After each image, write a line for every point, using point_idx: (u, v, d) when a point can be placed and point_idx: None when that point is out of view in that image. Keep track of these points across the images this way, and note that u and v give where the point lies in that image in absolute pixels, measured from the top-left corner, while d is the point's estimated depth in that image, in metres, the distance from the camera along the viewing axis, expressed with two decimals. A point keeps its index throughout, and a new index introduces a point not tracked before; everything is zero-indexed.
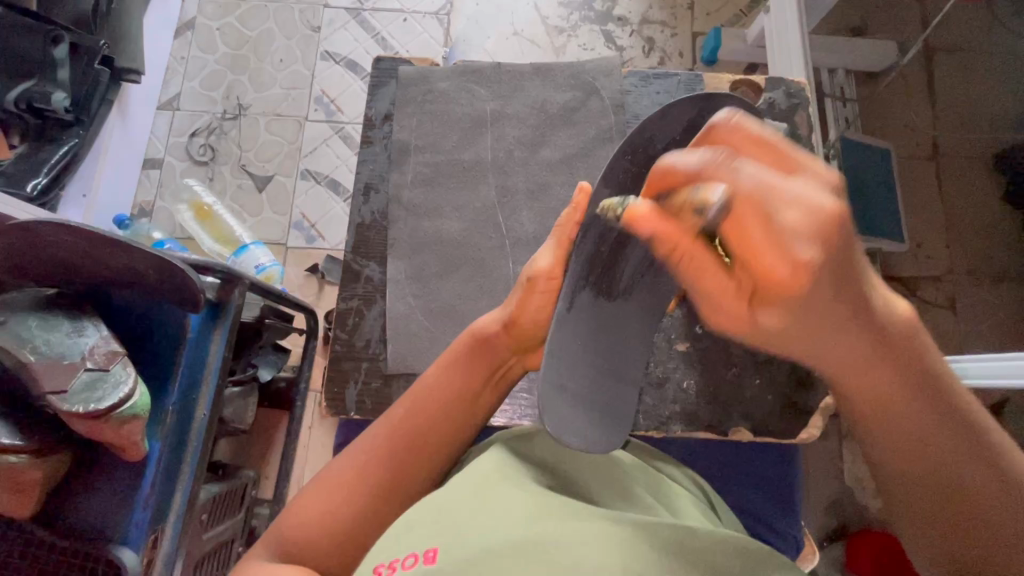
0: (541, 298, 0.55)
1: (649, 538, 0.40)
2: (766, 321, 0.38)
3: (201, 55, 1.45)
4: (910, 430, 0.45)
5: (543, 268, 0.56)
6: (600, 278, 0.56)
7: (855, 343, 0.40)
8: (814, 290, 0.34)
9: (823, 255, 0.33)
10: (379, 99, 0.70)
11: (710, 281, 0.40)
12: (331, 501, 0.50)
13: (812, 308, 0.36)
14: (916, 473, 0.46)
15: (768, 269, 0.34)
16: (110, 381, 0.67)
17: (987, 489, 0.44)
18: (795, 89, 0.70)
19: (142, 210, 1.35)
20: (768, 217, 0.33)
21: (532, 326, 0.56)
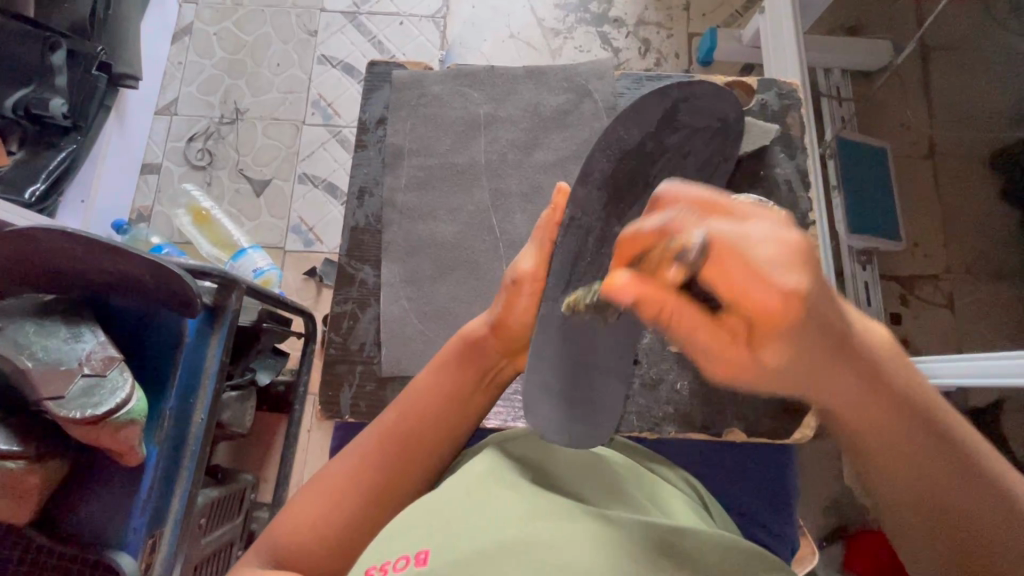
0: (527, 300, 0.56)
1: (642, 538, 0.40)
2: (762, 356, 0.39)
3: (198, 60, 1.46)
4: (905, 463, 0.44)
5: (528, 270, 0.56)
6: (590, 274, 0.56)
7: (838, 381, 0.41)
8: (800, 321, 0.36)
9: (804, 283, 0.35)
10: (373, 103, 0.71)
11: (706, 336, 0.41)
12: (324, 506, 0.50)
13: (801, 339, 0.38)
14: (911, 505, 0.45)
15: (755, 304, 0.36)
16: (108, 387, 0.67)
17: (991, 516, 0.43)
18: (787, 90, 0.70)
19: (140, 216, 1.35)
20: (746, 255, 0.35)
21: (519, 327, 0.56)
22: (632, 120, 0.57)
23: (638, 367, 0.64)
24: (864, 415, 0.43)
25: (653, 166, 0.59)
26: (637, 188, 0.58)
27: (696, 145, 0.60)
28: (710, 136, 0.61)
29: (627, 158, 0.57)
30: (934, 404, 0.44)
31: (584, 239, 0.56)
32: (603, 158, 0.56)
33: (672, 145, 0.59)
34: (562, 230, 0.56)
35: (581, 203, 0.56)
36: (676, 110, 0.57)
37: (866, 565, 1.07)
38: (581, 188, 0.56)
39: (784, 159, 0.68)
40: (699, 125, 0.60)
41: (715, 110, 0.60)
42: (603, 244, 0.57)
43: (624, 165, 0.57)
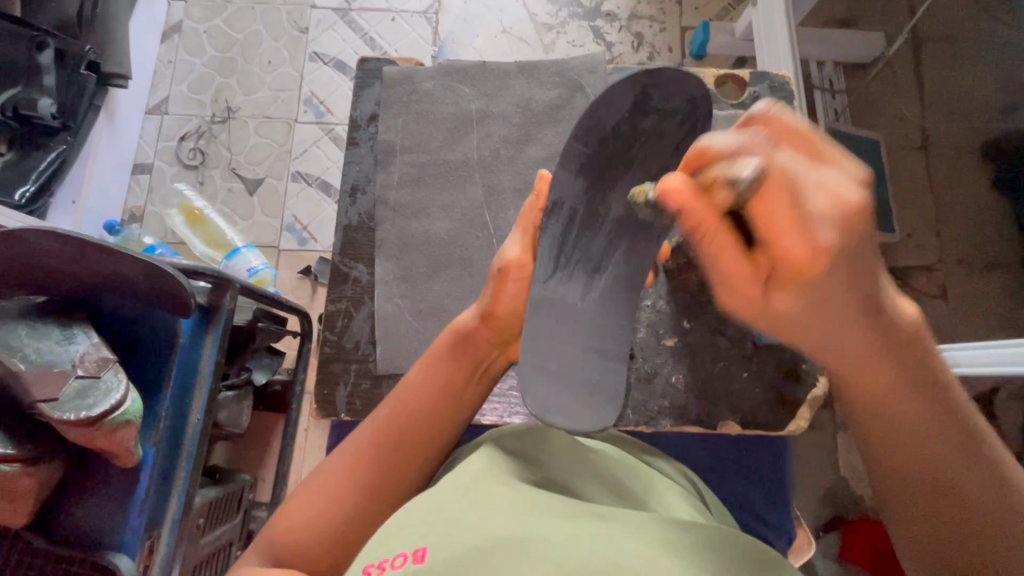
0: (515, 286, 0.56)
1: (639, 532, 0.40)
2: (775, 299, 0.41)
3: (188, 59, 1.45)
4: (905, 427, 0.44)
5: (513, 257, 0.56)
6: (576, 259, 0.58)
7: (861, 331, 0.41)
8: (829, 270, 0.37)
9: (838, 242, 0.36)
10: (364, 100, 0.70)
11: (734, 266, 0.41)
12: (320, 504, 0.50)
13: (824, 292, 0.39)
14: (905, 472, 0.46)
15: (793, 251, 0.37)
16: (102, 389, 0.67)
17: (977, 496, 0.43)
18: (779, 83, 0.70)
19: (133, 216, 1.34)
20: (796, 198, 0.36)
21: (507, 315, 0.56)
22: (605, 106, 0.56)
23: (632, 361, 0.64)
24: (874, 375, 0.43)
25: (630, 151, 0.58)
26: (616, 174, 0.59)
27: (669, 130, 0.58)
28: (682, 119, 0.58)
29: (606, 143, 0.57)
30: (944, 382, 0.44)
31: (570, 225, 0.58)
32: (582, 143, 0.57)
33: (646, 130, 0.58)
34: (547, 215, 0.57)
35: (563, 186, 0.58)
36: (646, 97, 0.56)
37: (863, 554, 1.08)
38: (563, 172, 0.58)
39: None
40: (673, 109, 0.57)
41: (684, 94, 0.56)
42: (586, 229, 0.58)
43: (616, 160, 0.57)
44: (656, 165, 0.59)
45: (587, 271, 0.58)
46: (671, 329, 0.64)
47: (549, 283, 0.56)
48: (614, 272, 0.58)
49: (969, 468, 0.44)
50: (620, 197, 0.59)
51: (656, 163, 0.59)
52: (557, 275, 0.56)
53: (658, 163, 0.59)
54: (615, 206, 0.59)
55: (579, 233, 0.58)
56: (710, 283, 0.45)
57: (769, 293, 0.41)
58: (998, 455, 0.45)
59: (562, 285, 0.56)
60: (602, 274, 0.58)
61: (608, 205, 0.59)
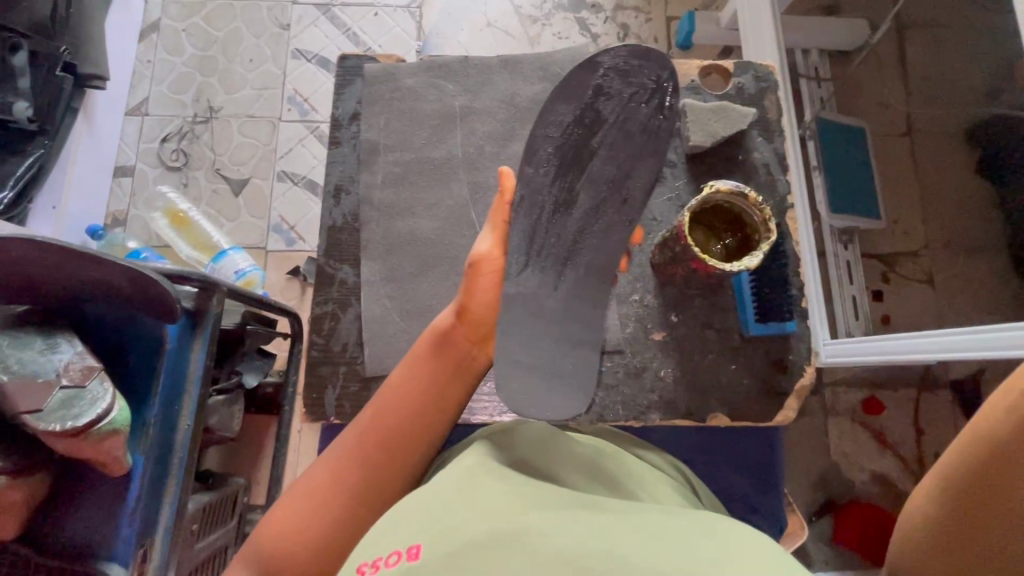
0: (488, 280, 0.55)
1: (631, 525, 0.41)
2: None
3: (168, 58, 1.42)
4: None
5: (485, 250, 0.55)
6: (548, 250, 0.54)
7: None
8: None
9: None
10: (346, 98, 0.69)
11: None
12: (305, 510, 0.50)
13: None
14: None
15: None
16: (87, 398, 0.66)
17: None
18: (764, 72, 0.70)
19: (116, 220, 1.32)
20: None
21: (483, 311, 0.55)
22: (567, 95, 0.55)
23: (621, 357, 0.63)
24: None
25: (593, 138, 0.56)
26: (583, 161, 0.56)
27: (633, 112, 0.56)
28: (648, 97, 0.56)
29: (571, 132, 0.56)
30: None
31: (539, 216, 0.55)
32: (547, 133, 0.56)
33: (611, 115, 0.56)
34: (514, 208, 0.55)
35: (530, 181, 0.55)
36: (607, 80, 0.55)
37: (855, 537, 1.10)
38: (529, 166, 0.55)
39: (762, 143, 0.67)
40: (634, 89, 0.56)
41: (645, 75, 0.56)
42: (556, 219, 0.55)
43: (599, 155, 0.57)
44: (622, 147, 0.57)
45: (553, 263, 0.54)
46: (660, 323, 0.64)
47: (522, 278, 0.53)
48: (588, 260, 0.54)
49: None
50: (587, 185, 0.56)
51: (622, 147, 0.57)
52: (529, 270, 0.53)
53: (624, 148, 0.57)
54: (584, 192, 0.56)
55: (547, 224, 0.55)
56: None
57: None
58: None
59: (538, 278, 0.53)
60: (576, 263, 0.54)
61: (575, 192, 0.56)
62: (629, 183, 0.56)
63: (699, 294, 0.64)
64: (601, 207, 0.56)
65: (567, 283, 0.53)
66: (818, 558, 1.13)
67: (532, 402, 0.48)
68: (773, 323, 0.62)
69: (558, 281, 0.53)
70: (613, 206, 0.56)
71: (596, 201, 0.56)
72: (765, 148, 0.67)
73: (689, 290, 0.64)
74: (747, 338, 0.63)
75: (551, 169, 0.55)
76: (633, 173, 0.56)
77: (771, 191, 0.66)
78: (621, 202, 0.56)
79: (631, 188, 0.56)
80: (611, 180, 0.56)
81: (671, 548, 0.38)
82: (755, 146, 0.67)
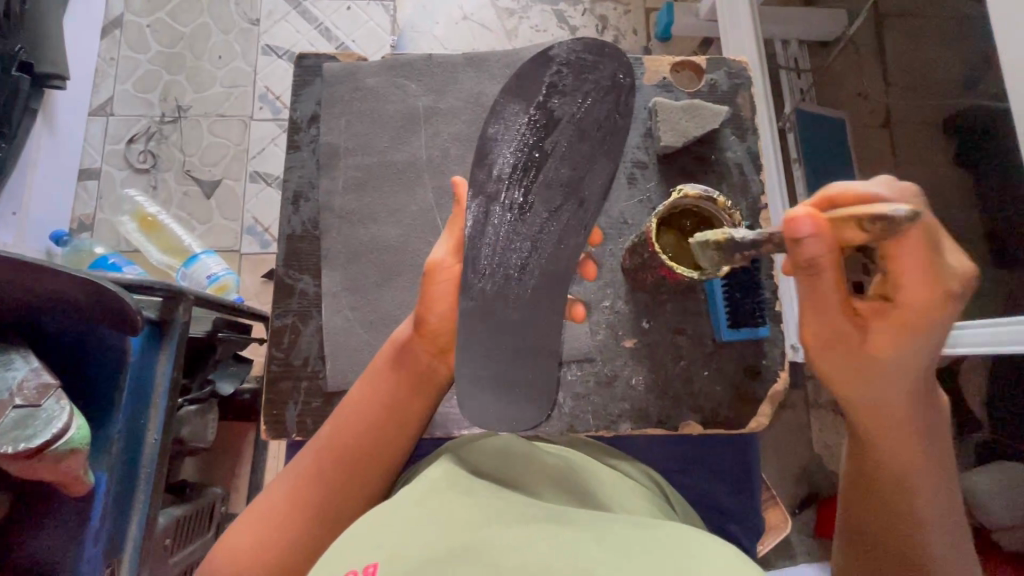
0: (443, 288, 0.52)
1: (598, 537, 0.39)
2: (872, 336, 0.46)
3: (132, 56, 1.37)
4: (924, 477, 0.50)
5: (440, 256, 0.52)
6: (507, 254, 0.52)
7: (906, 382, 0.47)
8: (936, 319, 0.43)
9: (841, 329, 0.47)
10: (305, 100, 0.67)
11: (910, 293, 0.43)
12: (264, 533, 0.48)
13: (920, 337, 0.45)
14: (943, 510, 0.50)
15: (908, 300, 0.43)
16: (42, 418, 0.63)
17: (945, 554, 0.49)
18: (736, 68, 0.68)
19: (82, 224, 1.27)
20: (916, 255, 0.41)
21: (439, 322, 0.52)
22: (520, 93, 0.55)
23: (591, 365, 0.62)
24: (889, 424, 0.49)
25: (548, 138, 0.55)
26: (539, 162, 0.55)
27: (587, 111, 0.56)
28: (602, 95, 0.56)
29: (525, 131, 0.55)
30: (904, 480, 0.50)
31: (496, 218, 0.53)
32: (502, 133, 0.55)
33: (565, 113, 0.56)
34: (471, 211, 0.52)
35: (485, 182, 0.54)
36: (561, 77, 0.55)
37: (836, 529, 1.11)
38: (484, 167, 0.54)
39: (735, 142, 0.66)
40: (587, 88, 0.56)
41: (598, 73, 0.56)
42: (513, 221, 0.53)
43: (559, 154, 0.55)
44: (577, 147, 0.56)
45: (509, 268, 0.51)
46: (631, 330, 0.62)
47: (481, 286, 0.50)
48: (547, 263, 0.53)
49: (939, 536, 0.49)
50: (542, 187, 0.55)
51: (577, 147, 0.56)
52: (489, 278, 0.51)
53: (579, 147, 0.56)
54: (540, 193, 0.55)
55: (504, 226, 0.53)
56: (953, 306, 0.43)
57: (865, 334, 0.46)
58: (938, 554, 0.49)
59: (498, 284, 0.51)
60: (535, 266, 0.52)
61: (531, 194, 0.54)
62: (584, 184, 0.56)
63: (671, 299, 0.63)
64: (558, 209, 0.55)
65: (528, 289, 0.52)
66: (800, 550, 1.14)
67: (492, 415, 0.47)
68: (744, 327, 0.61)
69: (518, 286, 0.51)
70: (570, 206, 0.55)
71: (553, 203, 0.55)
72: (737, 147, 0.66)
73: (659, 295, 0.63)
74: (720, 343, 0.62)
75: (506, 169, 0.54)
76: (588, 173, 0.56)
77: (744, 191, 0.65)
78: (577, 203, 0.55)
79: (586, 189, 0.56)
80: (566, 181, 0.55)
81: (636, 560, 0.36)
82: (728, 145, 0.66)
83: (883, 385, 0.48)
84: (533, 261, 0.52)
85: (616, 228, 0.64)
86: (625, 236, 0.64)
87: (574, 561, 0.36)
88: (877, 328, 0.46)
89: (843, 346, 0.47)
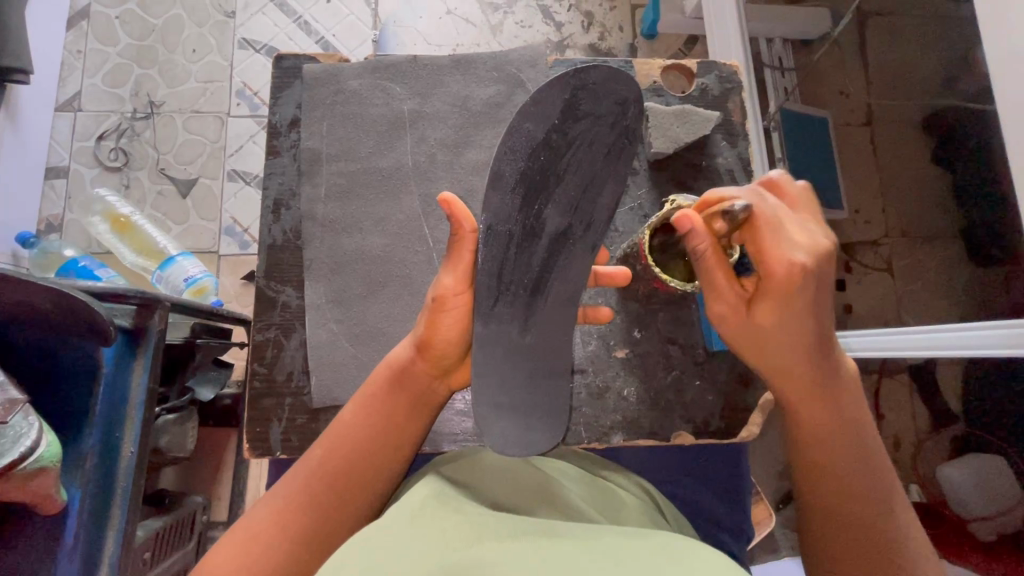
0: (453, 317, 0.50)
1: (591, 551, 0.39)
2: (758, 311, 0.51)
3: (101, 48, 1.32)
4: (839, 439, 0.53)
5: (449, 284, 0.49)
6: (516, 282, 0.51)
7: (798, 351, 0.51)
8: (802, 287, 0.48)
9: (735, 312, 0.51)
10: (284, 102, 0.64)
11: (772, 264, 0.48)
12: (248, 556, 0.45)
13: (794, 306, 0.49)
14: (870, 470, 0.52)
15: (775, 271, 0.48)
16: (9, 435, 0.60)
17: (883, 512, 0.51)
18: (727, 73, 0.67)
19: (50, 225, 1.22)
20: (770, 234, 0.48)
21: (445, 346, 0.50)
22: (534, 115, 0.51)
23: (584, 376, 0.61)
24: (802, 396, 0.53)
25: (561, 162, 0.52)
26: (549, 187, 0.52)
27: (600, 135, 0.53)
28: (614, 120, 0.53)
29: (536, 155, 0.51)
30: (825, 448, 0.53)
31: (506, 247, 0.51)
32: (513, 156, 0.51)
33: (578, 136, 0.52)
34: (481, 239, 0.49)
35: (495, 209, 0.50)
36: (576, 100, 0.51)
37: None
38: (494, 194, 0.50)
39: (726, 147, 0.66)
40: (602, 111, 0.52)
41: (612, 94, 0.52)
42: (523, 250, 0.51)
43: (565, 173, 0.52)
44: (588, 170, 0.53)
45: (520, 291, 0.51)
46: (622, 340, 0.62)
47: (493, 315, 0.49)
48: (557, 290, 0.52)
49: (873, 496, 0.52)
50: (555, 209, 0.52)
51: (587, 171, 0.53)
52: (500, 304, 0.50)
53: (590, 167, 0.53)
54: (551, 220, 0.52)
55: (514, 253, 0.51)
56: (818, 268, 0.48)
57: (754, 311, 0.51)
58: (877, 509, 0.51)
59: (509, 315, 0.50)
60: (545, 296, 0.51)
61: (542, 220, 0.52)
62: (594, 209, 0.54)
63: (662, 309, 0.63)
64: (567, 235, 0.53)
65: (537, 319, 0.51)
66: (785, 544, 1.17)
67: (511, 440, 0.45)
68: None
69: (527, 318, 0.50)
70: (579, 232, 0.53)
71: (562, 227, 0.53)
72: (729, 152, 0.65)
73: (650, 305, 0.63)
74: (711, 353, 0.62)
75: (517, 194, 0.51)
76: (598, 198, 0.54)
77: None
78: (585, 229, 0.54)
79: (596, 214, 0.54)
80: (574, 204, 0.53)
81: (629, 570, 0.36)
82: (718, 151, 0.65)
83: (780, 360, 0.52)
84: (547, 288, 0.52)
85: (610, 236, 0.63)
86: (619, 244, 0.64)
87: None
88: (763, 303, 0.50)
89: (742, 326, 0.52)
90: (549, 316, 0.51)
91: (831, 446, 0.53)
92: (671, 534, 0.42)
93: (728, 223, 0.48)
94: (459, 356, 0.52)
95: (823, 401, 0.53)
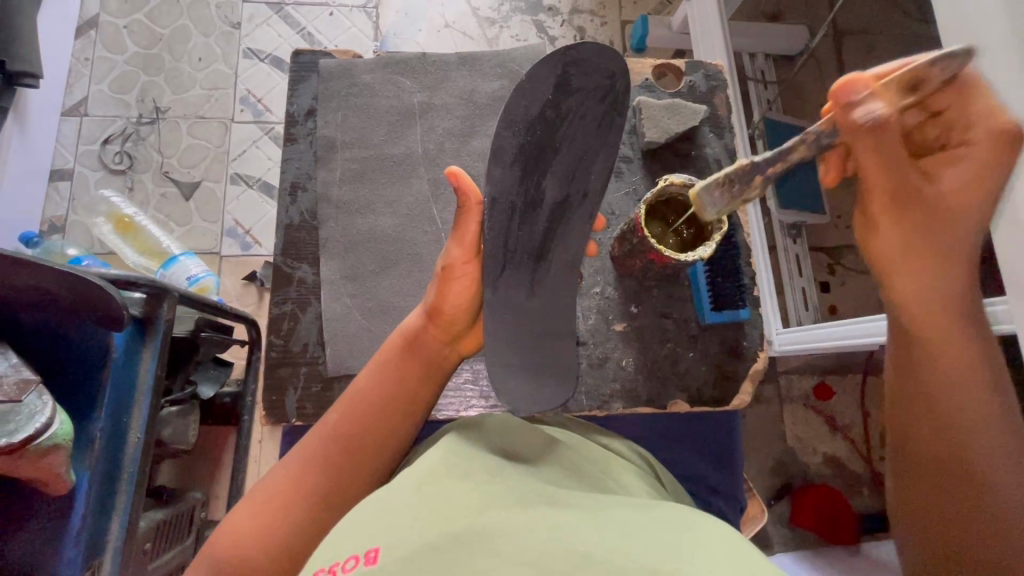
0: (461, 285, 0.54)
1: (592, 521, 0.41)
2: (938, 195, 0.49)
3: (108, 56, 1.35)
4: (966, 358, 0.47)
5: (456, 255, 0.54)
6: (519, 251, 0.55)
7: (960, 248, 0.49)
8: (995, 164, 0.47)
9: (898, 198, 0.50)
10: (301, 94, 0.68)
11: (977, 135, 0.47)
12: (268, 514, 0.48)
13: (977, 188, 0.48)
14: (992, 402, 0.46)
15: (977, 143, 0.47)
16: (24, 412, 0.61)
17: (999, 448, 0.45)
18: (713, 71, 0.73)
19: (53, 226, 1.24)
20: (978, 101, 0.47)
21: (455, 312, 0.55)
22: (527, 93, 0.55)
23: (585, 348, 0.64)
24: (942, 309, 0.48)
25: (556, 135, 0.56)
26: (547, 159, 0.56)
27: (590, 109, 0.57)
28: (602, 95, 0.57)
29: (533, 129, 0.55)
30: (952, 366, 0.47)
31: (510, 218, 0.54)
32: (511, 133, 0.55)
33: (570, 110, 0.56)
34: (485, 211, 0.54)
35: (497, 181, 0.54)
36: (567, 75, 0.55)
37: (812, 515, 1.18)
38: (496, 167, 0.54)
39: (713, 139, 0.70)
40: (591, 85, 0.56)
41: (600, 71, 0.56)
42: (525, 220, 0.55)
43: (557, 144, 0.56)
44: (582, 143, 0.57)
45: (526, 257, 0.55)
46: (620, 315, 0.65)
47: (501, 281, 0.54)
48: (559, 256, 0.56)
49: (991, 430, 0.45)
50: (553, 179, 0.56)
51: (581, 143, 0.57)
52: (507, 271, 0.54)
53: (584, 142, 0.57)
54: (550, 191, 0.56)
55: (516, 226, 0.54)
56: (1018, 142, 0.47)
57: (936, 195, 0.49)
58: (993, 444, 0.45)
59: (515, 281, 0.54)
60: (549, 261, 0.56)
61: (542, 190, 0.56)
62: (589, 178, 0.58)
63: (657, 285, 0.66)
64: (565, 204, 0.57)
65: (541, 284, 0.55)
66: (776, 539, 1.19)
67: (524, 397, 0.50)
68: (728, 311, 0.65)
69: (533, 283, 0.55)
70: (576, 201, 0.57)
71: (560, 197, 0.57)
72: (716, 143, 0.70)
73: (646, 281, 0.66)
74: (704, 326, 0.65)
75: (515, 168, 0.55)
76: (592, 169, 0.58)
77: None
78: (582, 198, 0.57)
79: (591, 183, 0.58)
80: (571, 175, 0.57)
81: (633, 541, 0.38)
82: (706, 142, 0.70)
83: (933, 262, 0.49)
84: (552, 257, 0.56)
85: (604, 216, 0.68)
86: (615, 226, 0.68)
87: (573, 542, 0.38)
88: (947, 185, 0.49)
89: (914, 212, 0.49)
90: (551, 280, 0.56)
91: (956, 365, 0.47)
92: (673, 506, 0.45)
93: (933, 78, 0.45)
94: (468, 322, 0.56)
95: (968, 319, 0.48)
